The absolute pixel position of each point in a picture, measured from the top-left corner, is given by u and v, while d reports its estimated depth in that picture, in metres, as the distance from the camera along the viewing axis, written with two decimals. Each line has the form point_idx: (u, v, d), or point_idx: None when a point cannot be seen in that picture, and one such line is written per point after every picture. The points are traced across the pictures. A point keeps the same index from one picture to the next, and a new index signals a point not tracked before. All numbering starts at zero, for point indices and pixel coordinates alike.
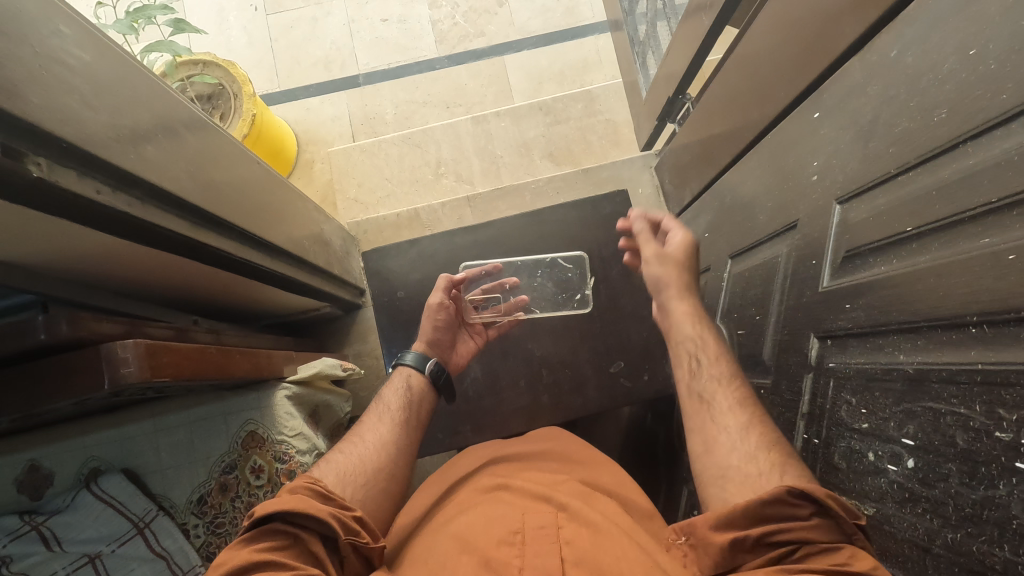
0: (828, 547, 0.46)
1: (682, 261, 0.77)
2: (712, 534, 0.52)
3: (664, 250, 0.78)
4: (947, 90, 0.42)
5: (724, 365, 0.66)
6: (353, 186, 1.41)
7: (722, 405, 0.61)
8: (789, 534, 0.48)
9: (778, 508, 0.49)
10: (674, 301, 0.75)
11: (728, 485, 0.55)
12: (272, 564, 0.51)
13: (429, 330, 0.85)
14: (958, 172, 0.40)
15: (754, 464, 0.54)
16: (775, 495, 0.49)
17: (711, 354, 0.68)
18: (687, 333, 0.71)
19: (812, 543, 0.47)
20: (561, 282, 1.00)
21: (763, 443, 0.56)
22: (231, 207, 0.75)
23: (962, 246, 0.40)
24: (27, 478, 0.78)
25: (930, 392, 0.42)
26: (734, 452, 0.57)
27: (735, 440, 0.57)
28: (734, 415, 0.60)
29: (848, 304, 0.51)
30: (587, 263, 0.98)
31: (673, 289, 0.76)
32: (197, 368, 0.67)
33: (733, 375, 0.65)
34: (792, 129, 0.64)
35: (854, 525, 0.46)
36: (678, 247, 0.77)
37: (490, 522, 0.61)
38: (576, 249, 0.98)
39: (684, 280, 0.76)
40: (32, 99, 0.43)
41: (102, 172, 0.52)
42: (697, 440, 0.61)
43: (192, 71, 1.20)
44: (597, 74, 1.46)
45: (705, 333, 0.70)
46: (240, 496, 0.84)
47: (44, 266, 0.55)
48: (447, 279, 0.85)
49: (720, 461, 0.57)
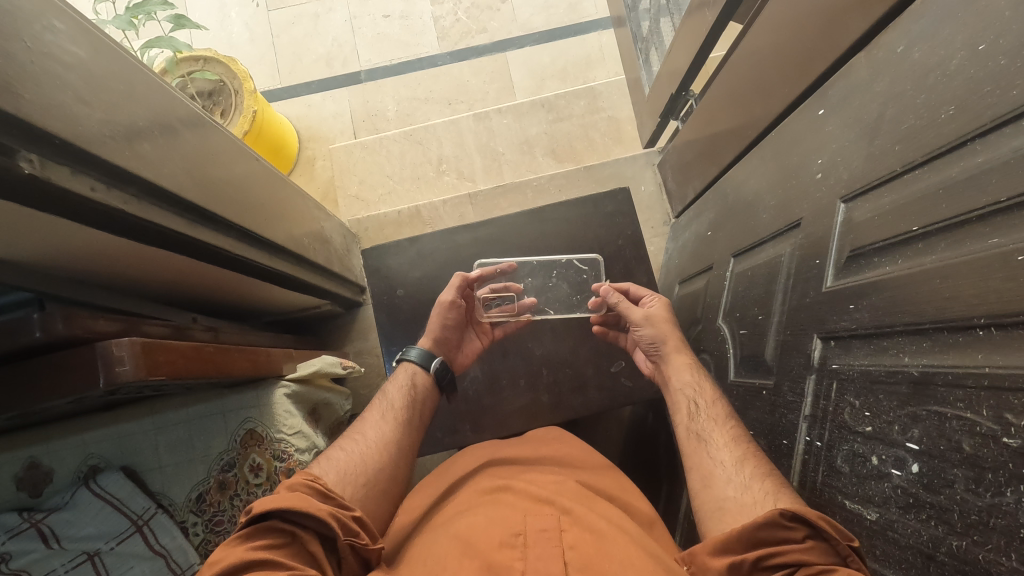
0: (823, 568, 0.46)
1: (669, 319, 0.80)
2: (710, 561, 0.52)
3: (649, 313, 0.81)
4: (955, 87, 0.41)
5: (721, 408, 0.66)
6: (354, 183, 1.41)
7: (717, 441, 0.63)
8: (784, 556, 0.48)
9: (771, 530, 0.50)
10: (673, 354, 0.77)
11: (725, 517, 0.56)
12: (269, 563, 0.50)
13: (435, 326, 0.85)
14: (966, 171, 0.40)
15: (750, 493, 0.56)
16: (767, 518, 0.50)
17: (709, 396, 0.68)
18: (686, 380, 0.72)
19: (807, 566, 0.47)
20: (575, 282, 0.98)
21: (759, 473, 0.57)
22: (229, 205, 0.75)
23: (969, 247, 0.39)
24: (26, 475, 0.78)
25: (935, 395, 0.41)
26: (729, 483, 0.58)
27: (730, 471, 0.59)
28: (729, 450, 0.61)
29: (851, 305, 0.50)
30: (601, 266, 0.96)
31: (670, 345, 0.78)
32: (195, 366, 0.67)
33: (728, 415, 0.65)
34: (796, 127, 0.63)
35: (848, 547, 0.47)
36: (660, 309, 0.81)
37: (491, 524, 0.60)
38: (590, 252, 0.97)
39: (679, 335, 0.79)
40: (25, 95, 0.42)
41: (97, 169, 0.51)
42: (696, 478, 0.62)
43: (193, 68, 1.19)
44: (600, 70, 1.44)
45: (698, 375, 0.72)
46: (239, 494, 0.83)
47: (38, 262, 0.55)
48: (461, 276, 0.86)
49: (717, 494, 0.59)
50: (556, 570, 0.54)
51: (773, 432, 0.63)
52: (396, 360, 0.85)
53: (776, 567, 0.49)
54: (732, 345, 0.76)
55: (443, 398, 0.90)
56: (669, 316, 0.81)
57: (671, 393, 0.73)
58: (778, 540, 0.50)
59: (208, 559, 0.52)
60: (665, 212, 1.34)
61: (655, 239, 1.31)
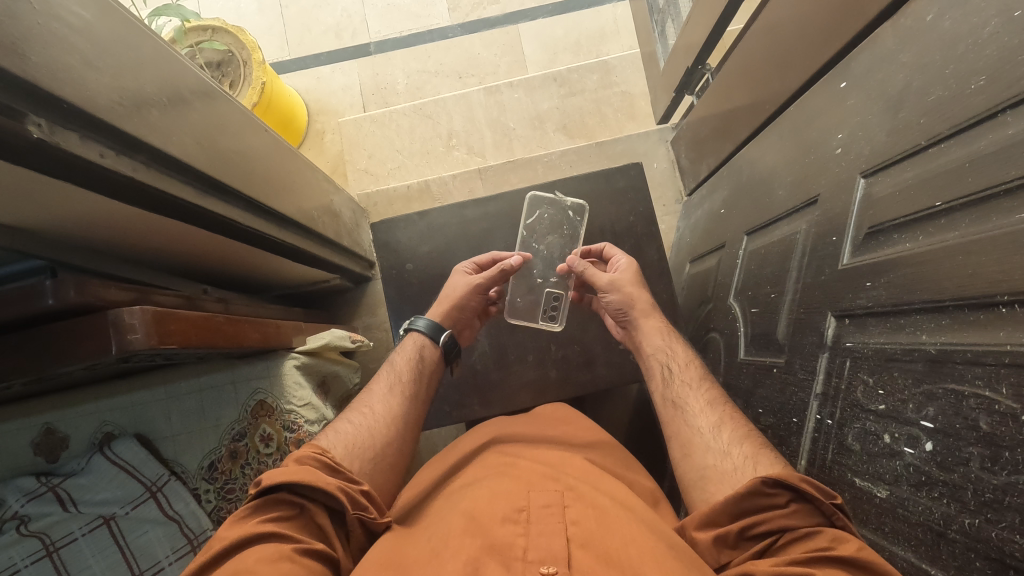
0: (808, 531, 0.49)
1: (637, 283, 0.81)
2: (698, 535, 0.55)
3: (615, 278, 0.81)
4: (987, 55, 0.39)
5: (694, 370, 0.69)
6: (363, 156, 1.39)
7: (694, 407, 0.65)
8: (769, 524, 0.51)
9: (754, 500, 0.52)
10: (641, 319, 0.78)
11: (708, 485, 0.58)
12: (277, 535, 0.52)
13: (460, 302, 0.84)
14: (995, 144, 0.38)
15: (729, 460, 0.57)
16: (750, 487, 0.51)
17: (681, 360, 0.71)
18: (657, 345, 0.75)
19: (793, 529, 0.50)
20: (551, 227, 0.95)
21: (738, 436, 0.59)
22: (240, 176, 0.74)
23: (995, 222, 0.38)
24: (43, 440, 0.80)
25: (952, 373, 0.41)
26: (709, 451, 0.60)
27: (709, 439, 0.60)
28: (707, 415, 0.63)
29: (868, 283, 0.50)
30: (541, 195, 0.95)
31: (646, 307, 0.79)
32: (205, 337, 0.67)
33: (702, 378, 0.68)
34: (817, 100, 0.61)
35: (833, 506, 0.49)
36: (629, 275, 0.82)
37: (494, 499, 0.60)
38: (527, 201, 0.95)
39: (649, 299, 0.80)
40: (31, 58, 0.42)
41: (104, 134, 0.50)
42: (677, 445, 0.63)
43: (202, 38, 1.17)
44: (615, 44, 1.41)
45: (669, 340, 0.75)
46: (250, 463, 0.84)
47: (48, 230, 0.55)
48: (504, 267, 0.84)
49: (698, 463, 0.60)
50: (559, 545, 0.53)
51: (782, 409, 0.63)
52: (403, 328, 0.85)
53: (762, 534, 0.52)
54: (743, 324, 0.75)
55: (445, 370, 0.89)
56: (636, 278, 0.82)
57: (645, 359, 0.75)
58: (762, 506, 0.52)
59: (220, 528, 0.53)
60: (678, 189, 1.32)
61: (667, 217, 1.30)
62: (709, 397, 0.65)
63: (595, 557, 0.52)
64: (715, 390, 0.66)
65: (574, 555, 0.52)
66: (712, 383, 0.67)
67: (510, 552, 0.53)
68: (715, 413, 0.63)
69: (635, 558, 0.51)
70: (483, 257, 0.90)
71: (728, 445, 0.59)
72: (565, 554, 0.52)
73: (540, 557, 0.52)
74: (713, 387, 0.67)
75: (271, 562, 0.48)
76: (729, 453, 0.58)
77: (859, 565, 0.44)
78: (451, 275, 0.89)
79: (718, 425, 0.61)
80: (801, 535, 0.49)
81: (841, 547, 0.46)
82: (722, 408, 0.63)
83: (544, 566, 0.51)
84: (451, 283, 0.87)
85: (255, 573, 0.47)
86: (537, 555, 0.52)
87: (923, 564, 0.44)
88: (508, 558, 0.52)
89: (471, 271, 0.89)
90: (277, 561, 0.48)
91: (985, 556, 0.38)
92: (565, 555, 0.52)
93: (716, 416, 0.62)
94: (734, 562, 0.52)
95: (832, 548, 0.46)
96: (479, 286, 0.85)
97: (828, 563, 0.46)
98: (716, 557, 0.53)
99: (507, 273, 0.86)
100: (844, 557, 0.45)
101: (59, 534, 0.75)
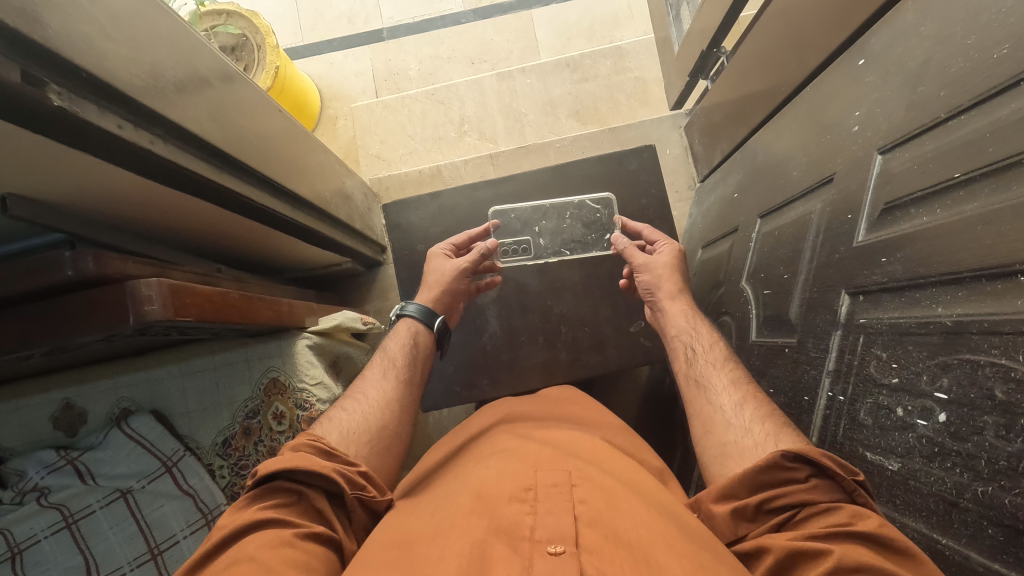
0: (829, 506, 0.49)
1: (673, 267, 0.81)
2: (714, 508, 0.55)
3: (652, 260, 0.82)
4: (1010, 24, 0.39)
5: (718, 352, 0.68)
6: (375, 142, 1.40)
7: (717, 386, 0.64)
8: (787, 498, 0.51)
9: (775, 473, 0.52)
10: (667, 302, 0.78)
11: (727, 461, 0.58)
12: (278, 522, 0.53)
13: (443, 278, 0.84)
14: (1016, 113, 0.38)
15: (750, 437, 0.57)
16: (770, 462, 0.51)
17: (706, 342, 0.70)
18: (681, 327, 0.74)
19: (812, 504, 0.50)
20: (522, 222, 0.97)
21: (760, 415, 0.58)
22: (254, 154, 0.75)
23: (1015, 191, 0.38)
24: (62, 415, 0.82)
25: (968, 343, 0.40)
26: (729, 428, 0.59)
27: (730, 417, 0.60)
28: (729, 395, 0.62)
29: (884, 258, 0.49)
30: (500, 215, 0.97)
31: (664, 293, 0.79)
32: (221, 311, 0.68)
33: (726, 359, 0.67)
34: (835, 78, 0.60)
35: (854, 482, 0.48)
36: (667, 256, 0.82)
37: (502, 478, 0.61)
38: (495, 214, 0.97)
39: (676, 282, 0.79)
40: (53, 27, 0.43)
41: (122, 105, 0.51)
42: (697, 424, 0.64)
43: (216, 22, 1.19)
44: (628, 29, 1.39)
45: (696, 324, 0.74)
46: (263, 439, 0.85)
47: (67, 205, 0.56)
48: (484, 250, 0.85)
49: (719, 441, 0.60)
50: (567, 523, 0.53)
51: (794, 388, 0.63)
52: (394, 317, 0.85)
53: (780, 509, 0.51)
54: (755, 306, 0.75)
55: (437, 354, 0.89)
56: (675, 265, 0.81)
57: (669, 341, 0.75)
58: (781, 480, 0.51)
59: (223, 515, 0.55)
60: (690, 176, 1.31)
61: (680, 202, 1.29)
62: (731, 380, 0.64)
63: (603, 535, 0.52)
64: (730, 369, 0.65)
65: (581, 533, 0.52)
66: (730, 361, 0.67)
67: (518, 531, 0.53)
68: (737, 394, 0.62)
69: (645, 538, 0.51)
70: (460, 238, 0.90)
71: (749, 428, 0.58)
72: (573, 532, 0.52)
73: (548, 536, 0.52)
74: (728, 366, 0.66)
75: (271, 548, 0.50)
76: (746, 434, 0.57)
77: (880, 541, 0.44)
78: (430, 257, 0.89)
79: (735, 406, 0.61)
80: (821, 509, 0.49)
81: (862, 522, 0.46)
82: (738, 388, 0.63)
83: (551, 545, 0.51)
84: (428, 277, 0.86)
85: (255, 559, 0.48)
86: (544, 535, 0.52)
87: (934, 533, 0.44)
88: (515, 538, 0.52)
89: (450, 253, 0.89)
90: (278, 546, 0.50)
91: (997, 523, 0.38)
92: (573, 535, 0.52)
93: (737, 395, 0.62)
94: (750, 536, 0.52)
95: (852, 523, 0.46)
96: (465, 271, 0.85)
97: (849, 538, 0.46)
98: (732, 531, 0.53)
99: (487, 255, 0.87)
100: (866, 532, 0.45)
101: (78, 506, 0.77)
